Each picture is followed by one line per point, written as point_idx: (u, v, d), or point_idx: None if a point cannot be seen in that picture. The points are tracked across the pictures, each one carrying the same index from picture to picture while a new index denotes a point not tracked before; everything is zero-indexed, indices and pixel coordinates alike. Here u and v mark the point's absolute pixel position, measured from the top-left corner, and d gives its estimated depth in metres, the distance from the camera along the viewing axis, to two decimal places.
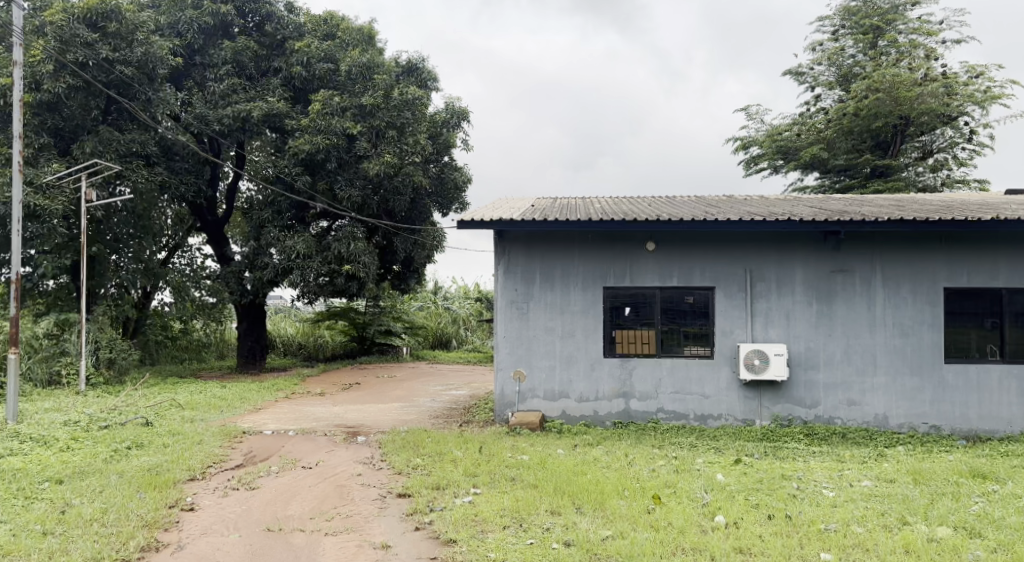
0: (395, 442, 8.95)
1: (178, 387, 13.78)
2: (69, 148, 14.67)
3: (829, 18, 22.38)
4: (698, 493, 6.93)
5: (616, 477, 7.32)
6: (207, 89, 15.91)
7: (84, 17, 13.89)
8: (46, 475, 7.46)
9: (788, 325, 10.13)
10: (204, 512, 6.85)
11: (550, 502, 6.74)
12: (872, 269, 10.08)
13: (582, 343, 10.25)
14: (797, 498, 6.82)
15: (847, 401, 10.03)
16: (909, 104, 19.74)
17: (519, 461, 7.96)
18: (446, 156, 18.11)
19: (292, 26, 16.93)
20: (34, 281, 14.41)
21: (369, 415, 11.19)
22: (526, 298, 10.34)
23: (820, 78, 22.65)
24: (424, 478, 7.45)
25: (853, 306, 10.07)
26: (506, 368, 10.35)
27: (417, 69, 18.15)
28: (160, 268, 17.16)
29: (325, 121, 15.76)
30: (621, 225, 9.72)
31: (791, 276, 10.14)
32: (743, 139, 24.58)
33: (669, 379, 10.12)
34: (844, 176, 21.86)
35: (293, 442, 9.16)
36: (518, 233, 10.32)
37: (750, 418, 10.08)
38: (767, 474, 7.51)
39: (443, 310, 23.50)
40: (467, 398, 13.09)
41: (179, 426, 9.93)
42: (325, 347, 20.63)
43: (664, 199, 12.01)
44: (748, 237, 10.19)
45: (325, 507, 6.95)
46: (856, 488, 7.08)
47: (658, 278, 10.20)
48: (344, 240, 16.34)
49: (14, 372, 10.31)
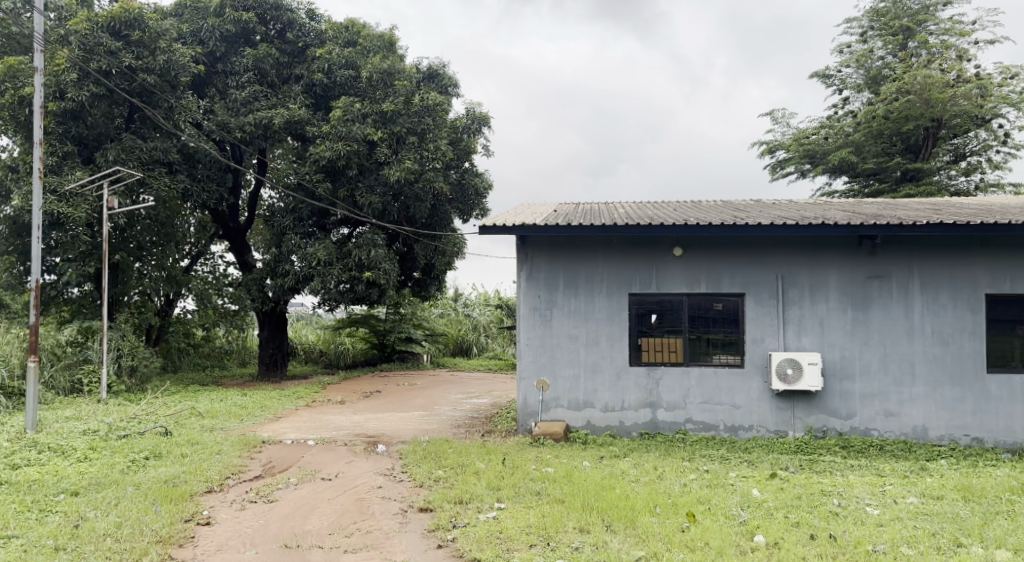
0: (416, 453, 8.72)
1: (199, 395, 13.67)
2: (92, 156, 14.54)
3: (858, 18, 21.93)
4: (734, 510, 6.63)
5: (647, 493, 7.03)
6: (229, 97, 15.84)
7: (107, 24, 14.01)
8: (61, 487, 7.31)
9: (822, 333, 9.78)
10: (220, 527, 6.66)
11: (579, 518, 6.47)
12: (909, 274, 9.71)
13: (607, 351, 9.97)
14: (840, 516, 6.50)
15: (884, 412, 9.67)
16: (942, 106, 19.25)
17: (544, 474, 7.69)
18: (467, 162, 17.89)
19: (313, 33, 16.85)
20: (57, 289, 14.43)
21: (389, 424, 10.97)
22: (550, 305, 10.09)
23: (848, 81, 22.24)
24: (446, 492, 7.21)
25: (890, 313, 9.71)
26: (530, 377, 10.08)
27: (438, 75, 18.07)
28: (183, 276, 17.49)
29: (346, 128, 15.65)
30: (647, 230, 9.44)
31: (825, 282, 9.80)
32: (768, 143, 24.21)
33: (697, 389, 9.81)
34: (873, 180, 21.40)
35: (313, 452, 8.96)
36: (540, 239, 10.06)
37: (783, 429, 9.74)
38: (805, 490, 7.17)
39: (463, 317, 23.36)
40: (489, 407, 12.85)
41: (198, 436, 9.77)
42: (345, 356, 20.01)
43: (690, 204, 11.72)
44: (780, 241, 9.86)
45: (344, 522, 6.73)
46: (902, 506, 6.75)
47: (685, 284, 9.91)
48: (365, 246, 16.20)
49: (34, 381, 10.20)
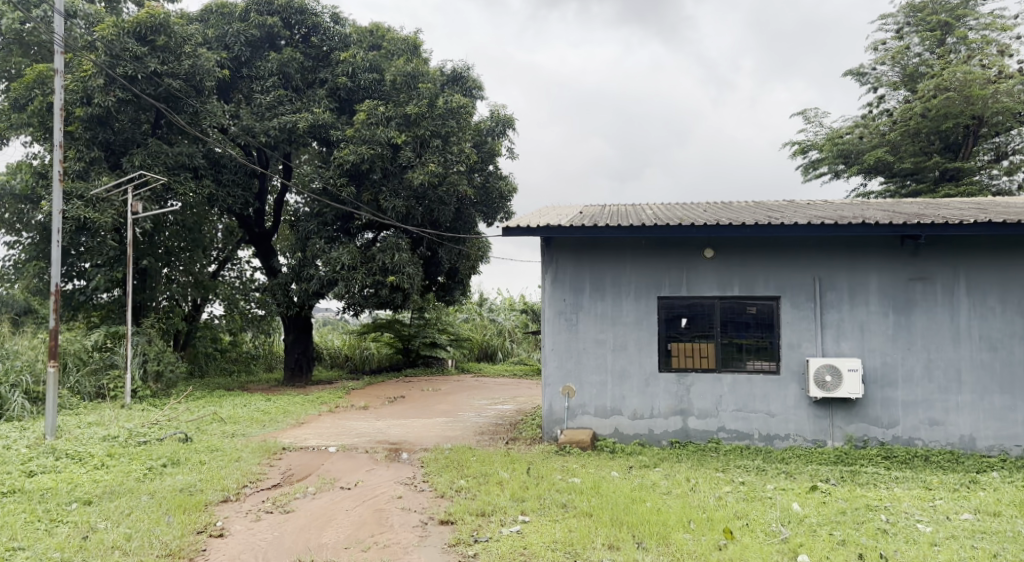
0: (438, 461, 8.44)
1: (224, 400, 13.53)
2: (119, 162, 14.48)
3: (893, 15, 21.36)
4: (774, 526, 6.26)
5: (679, 507, 6.66)
6: (253, 101, 15.66)
7: (133, 30, 13.86)
8: (75, 495, 7.12)
9: (862, 338, 9.34)
10: (233, 539, 6.43)
11: (608, 534, 6.14)
12: (955, 276, 9.24)
13: (635, 356, 9.61)
14: (889, 534, 6.11)
15: (929, 421, 9.19)
16: (982, 103, 18.64)
17: (571, 484, 7.34)
18: (492, 165, 17.60)
19: (338, 37, 16.66)
20: (87, 294, 14.70)
21: (412, 431, 10.70)
22: (575, 309, 9.76)
23: (883, 79, 21.63)
24: (468, 503, 6.91)
25: (934, 318, 9.25)
26: (555, 383, 9.74)
27: (463, 77, 17.83)
28: (211, 282, 17.87)
29: (370, 131, 15.43)
30: (677, 231, 9.10)
31: (864, 285, 9.36)
32: (800, 143, 23.62)
33: (730, 396, 9.42)
34: (910, 180, 20.81)
35: (333, 460, 8.71)
36: (566, 241, 9.75)
37: (821, 438, 9.30)
38: (850, 504, 6.77)
39: (488, 322, 23.12)
40: (513, 413, 12.51)
41: (218, 442, 9.57)
42: (371, 360, 20.25)
43: (720, 204, 11.29)
44: (817, 242, 9.44)
45: (362, 535, 6.46)
46: (956, 523, 6.32)
47: (717, 287, 9.53)
48: (389, 251, 15.94)
49: (53, 387, 10.06)
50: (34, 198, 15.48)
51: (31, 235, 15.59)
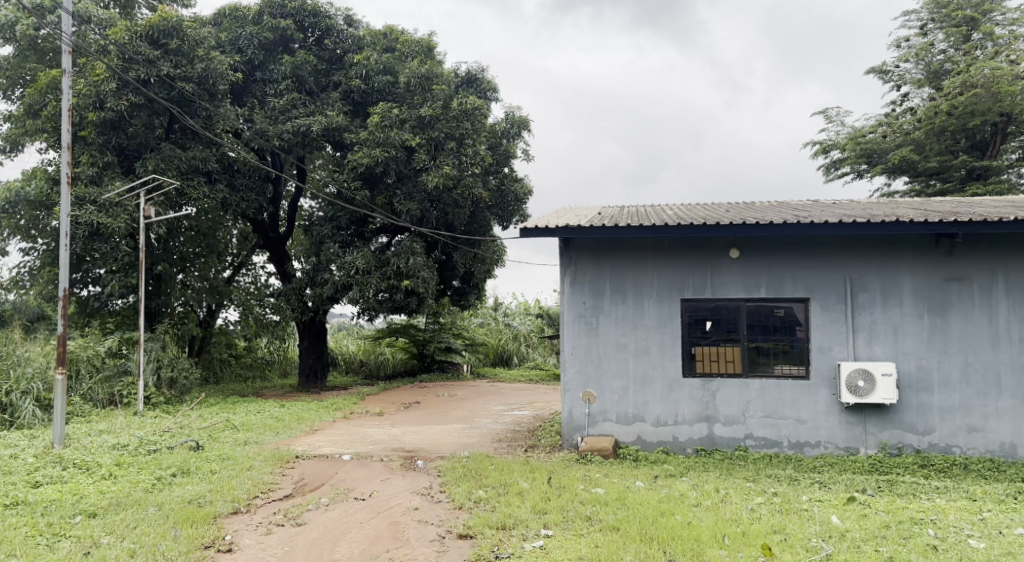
0: (455, 470, 8.12)
1: (238, 407, 13.28)
2: (132, 166, 14.36)
3: (916, 11, 20.92)
4: (814, 542, 5.92)
5: (712, 520, 6.32)
6: (267, 105, 15.45)
7: (145, 34, 13.69)
8: (79, 508, 6.88)
9: (896, 342, 8.95)
10: (242, 555, 6.17)
11: (638, 551, 5.82)
12: (993, 277, 8.85)
13: (658, 361, 9.28)
14: (939, 550, 5.75)
15: (967, 427, 8.80)
16: (1011, 100, 18.12)
17: (595, 495, 7.01)
18: (506, 167, 17.32)
19: (352, 40, 16.46)
20: (101, 301, 14.59)
21: (427, 438, 10.42)
22: (595, 312, 9.44)
23: (907, 76, 21.18)
24: (488, 516, 6.60)
25: (971, 320, 8.86)
26: (575, 389, 9.42)
27: (477, 79, 17.58)
28: (225, 287, 17.78)
29: (384, 134, 15.12)
30: (703, 230, 8.78)
31: (897, 285, 8.99)
32: (821, 143, 23.15)
33: (758, 402, 9.06)
34: (935, 179, 20.39)
35: (348, 468, 8.44)
36: (586, 241, 9.42)
37: (854, 446, 8.93)
38: (892, 517, 6.40)
39: (503, 326, 22.81)
40: (531, 419, 12.20)
41: (230, 450, 9.31)
42: (385, 365, 20.03)
43: (742, 203, 10.92)
44: (846, 241, 9.07)
45: (377, 551, 6.16)
46: (1010, 538, 5.95)
47: (743, 290, 9.18)
48: (404, 253, 15.65)
49: (63, 394, 9.83)
50: (48, 203, 15.32)
51: (45, 242, 15.45)
